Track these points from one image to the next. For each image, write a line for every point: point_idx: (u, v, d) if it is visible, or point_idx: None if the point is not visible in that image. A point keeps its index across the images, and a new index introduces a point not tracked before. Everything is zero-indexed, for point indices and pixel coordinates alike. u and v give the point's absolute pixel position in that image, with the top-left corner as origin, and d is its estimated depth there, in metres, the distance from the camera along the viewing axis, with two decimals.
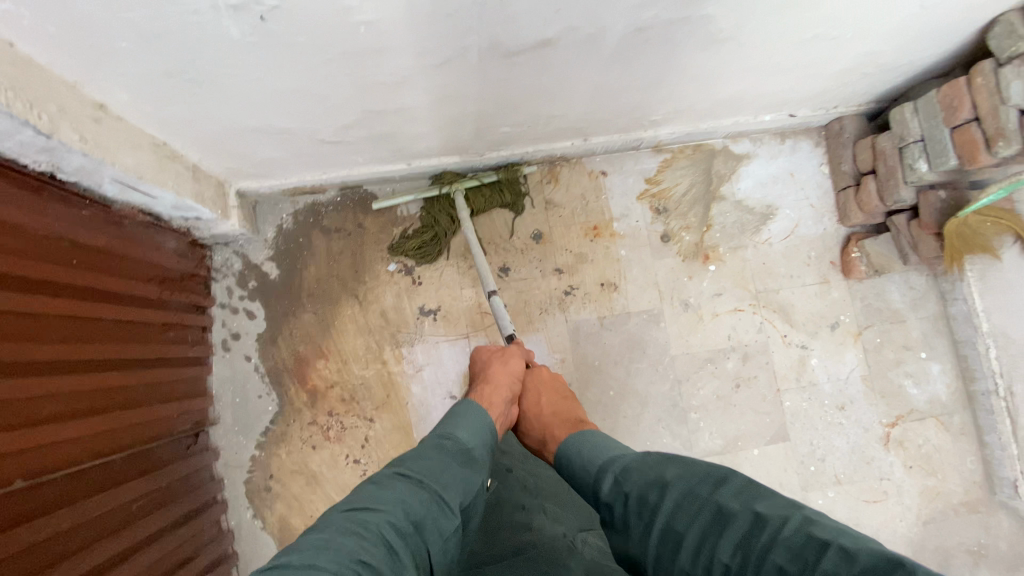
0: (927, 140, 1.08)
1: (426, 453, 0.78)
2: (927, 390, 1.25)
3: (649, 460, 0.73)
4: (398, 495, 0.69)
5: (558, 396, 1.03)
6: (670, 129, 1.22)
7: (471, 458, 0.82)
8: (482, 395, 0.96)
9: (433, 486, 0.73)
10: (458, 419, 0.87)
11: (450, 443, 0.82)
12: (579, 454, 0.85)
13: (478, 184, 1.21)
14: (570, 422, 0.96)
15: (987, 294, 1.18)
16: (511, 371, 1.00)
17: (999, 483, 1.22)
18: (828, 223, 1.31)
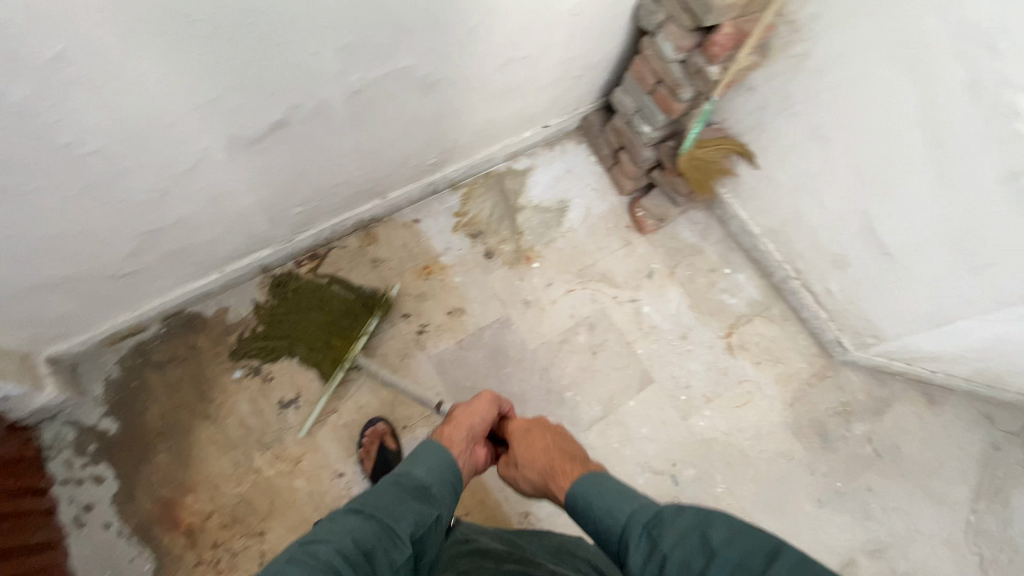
0: (643, 108, 1.33)
1: (382, 489, 0.73)
2: (741, 297, 1.47)
3: (685, 513, 0.62)
4: (348, 527, 0.65)
5: (551, 436, 0.91)
6: (454, 166, 1.38)
7: (431, 494, 0.76)
8: (445, 432, 0.88)
9: (386, 518, 0.68)
10: (420, 452, 0.81)
11: (407, 477, 0.76)
12: (598, 494, 0.73)
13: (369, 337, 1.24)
14: (569, 461, 0.84)
15: (744, 205, 1.45)
16: (478, 412, 0.93)
17: (830, 347, 1.42)
18: (613, 198, 1.54)
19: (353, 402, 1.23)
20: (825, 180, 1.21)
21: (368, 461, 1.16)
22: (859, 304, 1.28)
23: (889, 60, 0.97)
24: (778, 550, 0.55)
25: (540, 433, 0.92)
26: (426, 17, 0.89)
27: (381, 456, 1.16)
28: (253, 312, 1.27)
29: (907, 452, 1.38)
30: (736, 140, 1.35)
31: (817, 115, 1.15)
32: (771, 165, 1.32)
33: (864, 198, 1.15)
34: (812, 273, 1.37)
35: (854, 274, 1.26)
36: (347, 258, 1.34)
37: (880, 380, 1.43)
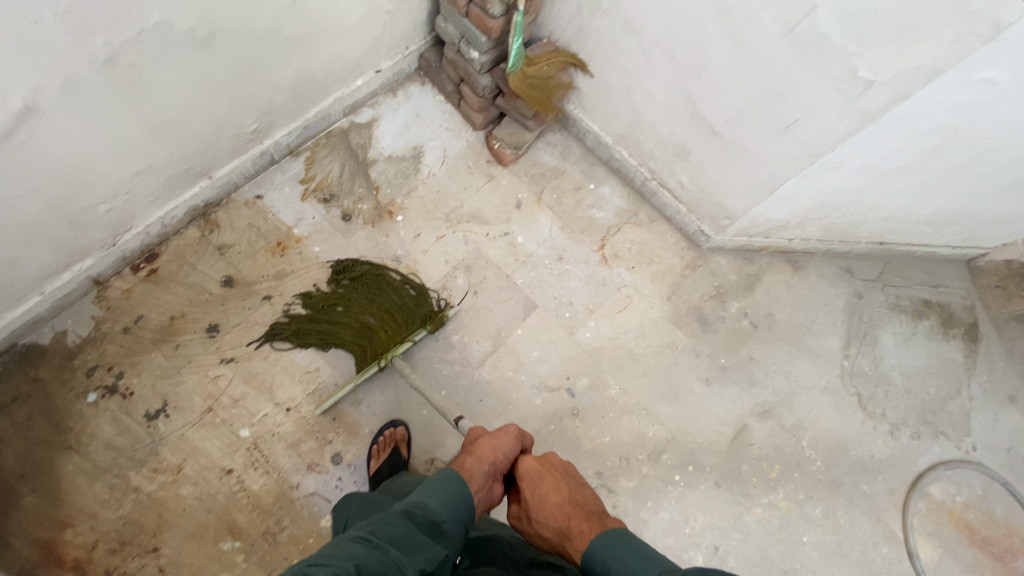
0: (466, 32, 1.28)
1: (392, 518, 0.70)
2: (609, 209, 1.49)
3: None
4: (353, 554, 0.62)
5: (568, 483, 0.85)
6: (283, 130, 1.29)
7: (442, 534, 0.72)
8: (463, 464, 0.85)
9: (395, 551, 0.65)
10: (433, 486, 0.77)
11: (420, 511, 0.73)
12: (620, 561, 0.72)
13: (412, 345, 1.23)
14: (590, 516, 0.79)
15: (593, 116, 1.45)
16: (499, 445, 0.88)
17: (696, 237, 1.47)
18: (467, 134, 1.50)
19: (228, 396, 1.17)
20: (648, 71, 1.22)
21: (374, 460, 1.13)
22: (709, 189, 1.33)
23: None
24: None
25: (557, 480, 0.85)
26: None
27: (390, 458, 1.12)
28: (95, 330, 1.17)
29: (782, 318, 1.48)
30: (567, 52, 1.34)
31: (624, 7, 1.14)
32: (603, 70, 1.31)
33: (685, 82, 1.16)
34: (664, 170, 1.40)
35: (696, 161, 1.30)
36: (190, 250, 1.25)
37: (748, 258, 1.51)
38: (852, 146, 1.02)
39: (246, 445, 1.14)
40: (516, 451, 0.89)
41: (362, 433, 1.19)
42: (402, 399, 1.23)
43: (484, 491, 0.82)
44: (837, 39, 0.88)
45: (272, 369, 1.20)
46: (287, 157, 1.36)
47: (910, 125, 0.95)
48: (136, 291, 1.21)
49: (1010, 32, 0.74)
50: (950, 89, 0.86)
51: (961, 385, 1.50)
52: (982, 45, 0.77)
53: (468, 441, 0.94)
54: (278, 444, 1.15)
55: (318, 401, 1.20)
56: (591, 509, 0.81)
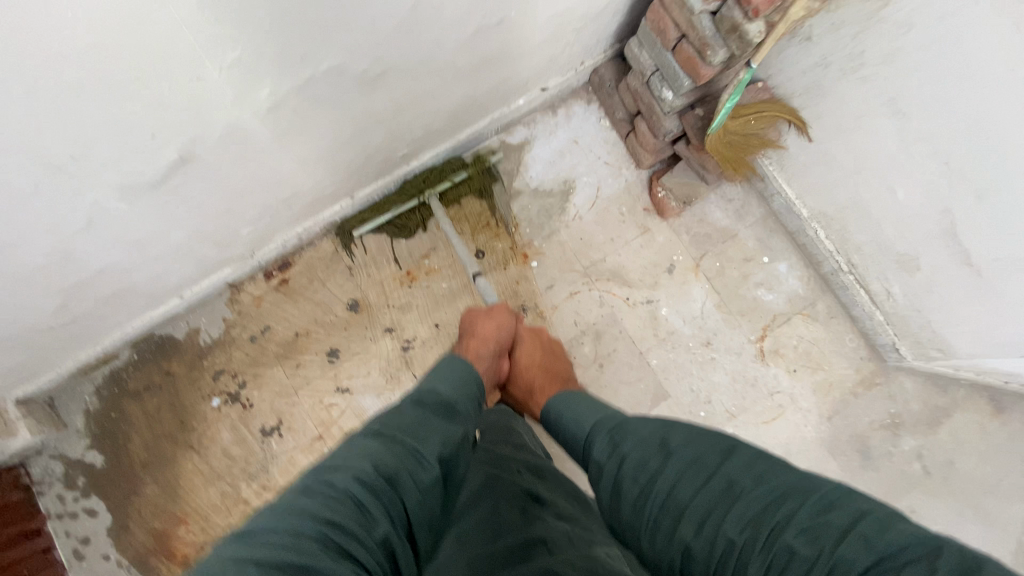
0: (666, 69, 1.03)
1: (407, 407, 0.65)
2: (781, 292, 1.24)
3: (651, 421, 0.63)
4: (370, 450, 0.56)
5: (545, 353, 1.06)
6: (433, 151, 1.16)
7: (457, 411, 0.69)
8: (468, 348, 0.96)
9: (411, 438, 0.59)
10: (440, 374, 0.74)
11: (429, 396, 0.68)
12: (570, 410, 0.77)
13: (451, 185, 1.20)
14: (557, 379, 1.01)
15: (792, 181, 1.18)
16: (501, 329, 1.00)
17: (883, 351, 1.21)
18: (628, 172, 1.29)
19: (338, 428, 1.15)
20: (898, 163, 0.93)
21: None
22: (925, 312, 1.05)
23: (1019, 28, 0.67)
24: (734, 448, 0.55)
25: (534, 346, 1.06)
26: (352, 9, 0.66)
27: None
28: (225, 334, 1.17)
29: (963, 468, 1.21)
30: (785, 106, 1.06)
31: (897, 82, 0.86)
32: (827, 137, 1.03)
33: (951, 194, 0.88)
34: (869, 270, 1.12)
35: (923, 279, 1.02)
36: (321, 265, 1.20)
37: (938, 386, 1.23)
38: None
39: None
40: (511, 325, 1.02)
41: None
42: None
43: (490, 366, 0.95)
44: None
45: (384, 408, 1.16)
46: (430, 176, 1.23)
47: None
48: (266, 300, 1.18)
49: None
50: None
51: None
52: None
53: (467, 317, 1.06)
54: None
55: None
56: (561, 369, 1.04)
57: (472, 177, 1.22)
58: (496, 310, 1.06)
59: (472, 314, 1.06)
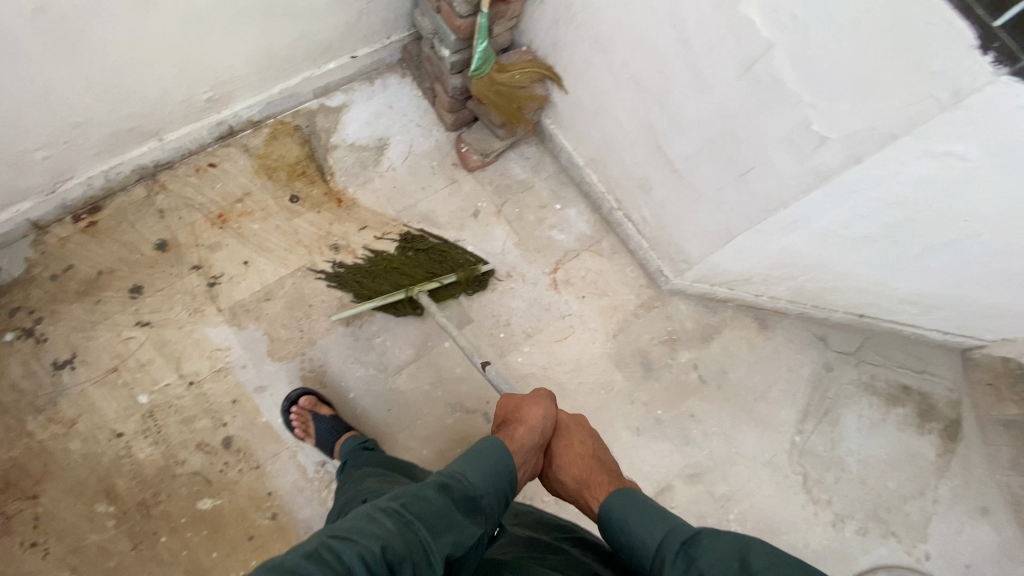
0: (438, 29, 1.23)
1: (428, 492, 0.67)
2: (571, 232, 1.43)
3: (724, 539, 0.62)
4: (384, 531, 0.60)
5: (590, 440, 0.98)
6: (244, 102, 1.29)
7: (479, 508, 0.70)
8: (514, 437, 0.89)
9: (424, 529, 0.63)
10: (474, 457, 0.75)
11: (455, 485, 0.70)
12: (634, 515, 0.73)
13: (439, 285, 1.27)
14: (606, 468, 0.91)
15: (567, 133, 1.39)
16: (545, 413, 0.95)
17: (656, 277, 1.39)
18: (437, 134, 1.45)
19: (135, 359, 1.16)
20: (615, 95, 1.15)
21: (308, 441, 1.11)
22: (669, 229, 1.24)
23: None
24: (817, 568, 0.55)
25: (580, 436, 0.97)
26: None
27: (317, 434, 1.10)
28: (25, 272, 1.18)
29: (735, 378, 1.37)
30: (543, 64, 1.28)
31: (596, 23, 1.08)
32: (575, 86, 1.25)
33: (649, 111, 1.08)
34: (629, 201, 1.32)
35: (658, 197, 1.22)
36: (132, 209, 1.26)
37: (710, 308, 1.41)
38: (805, 209, 0.92)
39: (142, 411, 1.13)
40: (553, 412, 0.96)
41: (260, 423, 1.16)
42: None
43: (532, 458, 0.89)
44: (791, 86, 0.80)
45: (185, 340, 1.19)
46: (248, 130, 1.35)
47: (875, 194, 0.84)
48: (71, 241, 1.22)
49: (970, 100, 0.63)
50: (911, 158, 0.74)
51: (927, 486, 1.35)
52: (940, 113, 0.66)
53: (506, 403, 1.00)
54: (173, 417, 1.14)
55: (223, 380, 1.17)
56: (607, 463, 0.92)
57: (461, 280, 1.30)
58: (535, 395, 0.99)
59: (510, 401, 0.99)
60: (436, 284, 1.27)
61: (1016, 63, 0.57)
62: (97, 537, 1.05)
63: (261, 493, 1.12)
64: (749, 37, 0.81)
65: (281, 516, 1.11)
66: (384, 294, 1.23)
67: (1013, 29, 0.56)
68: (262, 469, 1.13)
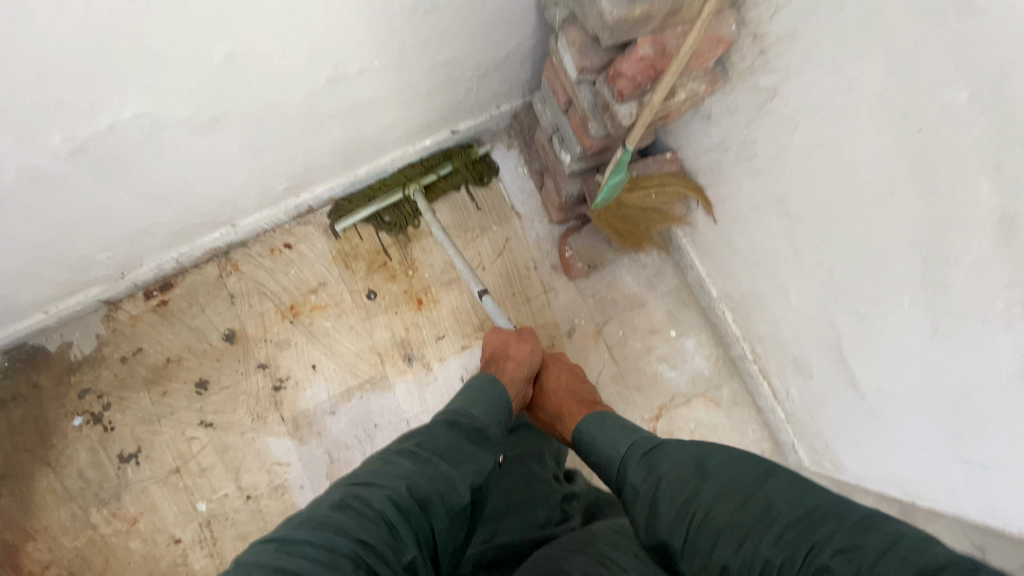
0: (562, 129, 0.96)
1: (438, 430, 0.72)
2: (684, 369, 1.18)
3: (686, 447, 0.64)
4: (406, 470, 0.64)
5: (575, 379, 1.01)
6: (325, 185, 1.11)
7: (485, 437, 0.76)
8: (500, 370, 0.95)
9: (446, 464, 0.66)
10: (475, 400, 0.81)
11: (463, 421, 0.75)
12: (601, 432, 0.78)
13: (437, 177, 1.17)
14: (584, 400, 0.94)
15: (703, 257, 1.10)
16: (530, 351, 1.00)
17: (785, 448, 1.13)
18: (540, 225, 1.21)
19: (196, 463, 1.11)
20: (790, 267, 0.85)
21: None
22: (821, 423, 0.96)
23: (880, 132, 0.59)
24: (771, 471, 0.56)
25: (564, 372, 1.02)
26: (150, 57, 0.62)
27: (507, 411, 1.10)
28: (97, 350, 1.13)
29: None
30: (688, 180, 0.99)
31: (785, 181, 0.77)
32: (729, 222, 0.95)
33: (836, 312, 0.79)
34: (771, 364, 1.04)
35: (817, 389, 0.93)
36: (203, 290, 1.16)
37: None
38: None
39: (200, 519, 1.09)
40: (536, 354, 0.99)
41: None
42: None
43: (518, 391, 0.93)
44: None
45: (245, 448, 1.11)
46: (328, 206, 1.18)
47: None
48: (141, 320, 1.14)
49: None
50: None
51: None
52: None
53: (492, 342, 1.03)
54: (229, 531, 1.09)
55: (279, 499, 1.10)
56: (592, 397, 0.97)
57: (459, 168, 1.19)
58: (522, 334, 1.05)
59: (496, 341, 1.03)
60: (431, 177, 1.17)
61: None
62: None
63: None
64: None
65: None
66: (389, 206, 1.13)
67: None
68: None
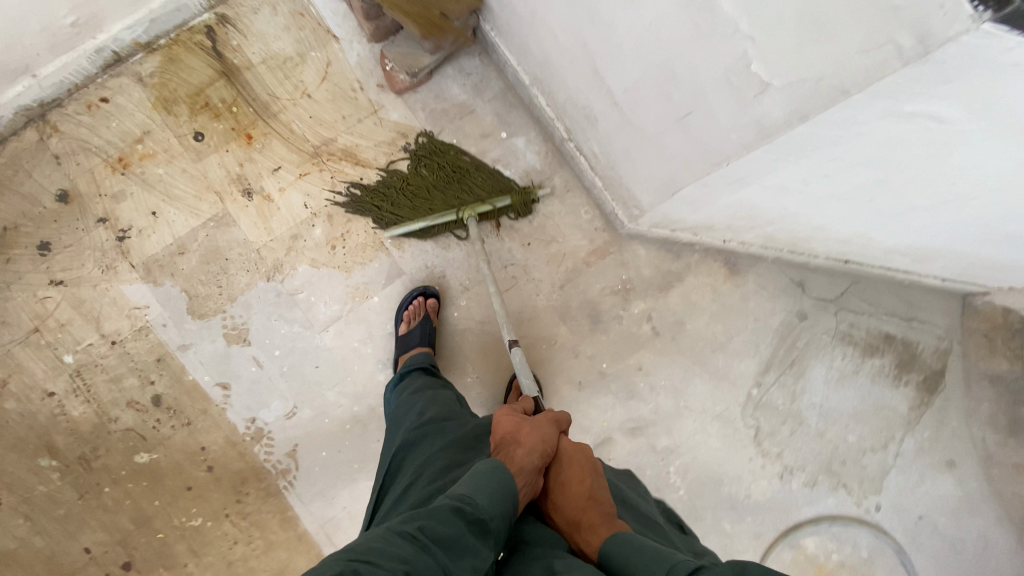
0: None
1: (443, 518, 0.60)
2: (518, 167, 1.25)
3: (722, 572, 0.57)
4: (403, 553, 0.55)
5: (597, 477, 0.78)
6: (122, 23, 1.11)
7: (489, 530, 0.63)
8: (510, 457, 0.75)
9: (442, 554, 0.57)
10: (481, 482, 0.67)
11: (469, 509, 0.63)
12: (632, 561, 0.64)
13: (491, 208, 1.20)
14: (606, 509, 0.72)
15: (508, 46, 1.16)
16: (544, 436, 0.80)
17: (612, 219, 1.24)
18: (359, 46, 1.23)
19: (54, 320, 1.13)
20: (546, 2, 0.91)
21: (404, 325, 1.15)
22: (618, 168, 1.06)
23: None
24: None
25: (586, 467, 0.79)
26: None
27: (421, 321, 1.15)
28: None
29: (694, 329, 1.28)
30: None
31: None
32: None
33: (581, 27, 0.86)
34: (577, 132, 1.13)
35: (603, 131, 1.02)
36: (27, 155, 1.15)
37: (672, 253, 1.28)
38: (754, 166, 0.73)
39: (71, 370, 1.13)
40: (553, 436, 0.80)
41: (186, 382, 1.15)
42: (231, 353, 1.16)
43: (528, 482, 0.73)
44: (727, 7, 0.58)
45: (101, 299, 1.15)
46: (138, 54, 1.17)
47: (859, 143, 0.61)
48: None
49: (943, 53, 0.42)
50: (870, 118, 0.55)
51: (892, 439, 1.30)
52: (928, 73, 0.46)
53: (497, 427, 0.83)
54: (101, 376, 1.14)
55: (144, 339, 1.15)
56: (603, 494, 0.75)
57: (512, 203, 1.22)
58: (537, 418, 0.84)
59: (505, 425, 0.83)
60: (488, 207, 1.20)
61: (1016, 10, 0.37)
62: (46, 488, 1.12)
63: (194, 447, 1.14)
64: None
65: (216, 469, 1.14)
66: (435, 217, 1.16)
67: None
68: (192, 426, 1.14)
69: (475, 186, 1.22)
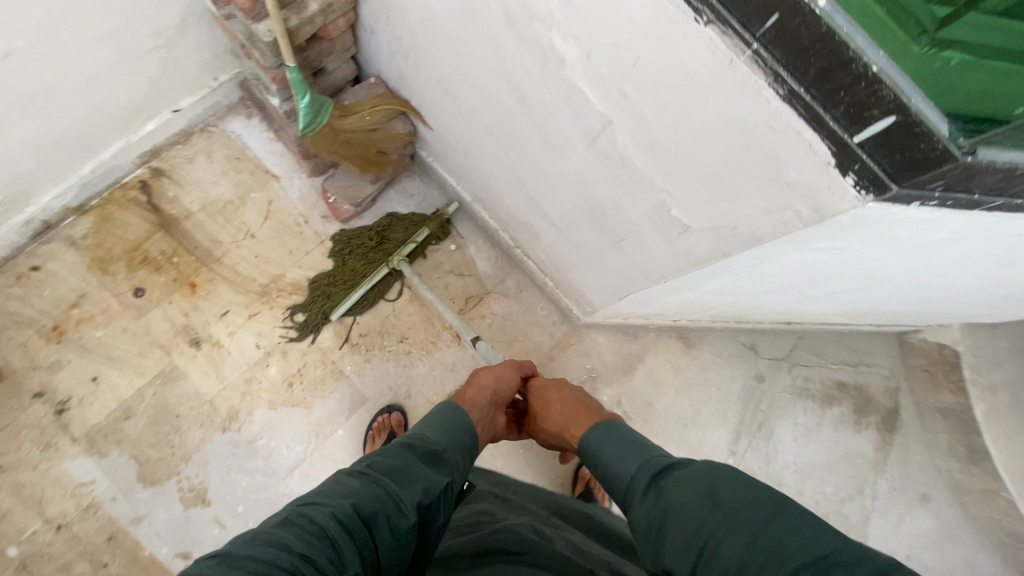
0: (260, 77, 1.05)
1: (390, 450, 0.63)
2: (470, 275, 1.29)
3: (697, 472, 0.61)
4: (350, 487, 0.56)
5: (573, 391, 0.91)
6: (52, 194, 1.09)
7: (443, 459, 0.66)
8: (463, 395, 0.85)
9: (392, 482, 0.59)
10: (431, 424, 0.71)
11: (417, 444, 0.66)
12: (611, 447, 0.72)
13: (416, 246, 1.23)
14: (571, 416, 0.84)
15: (446, 168, 1.22)
16: (500, 375, 0.91)
17: (568, 313, 1.28)
18: (300, 182, 1.26)
19: None
20: (476, 141, 0.97)
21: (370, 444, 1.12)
22: (566, 272, 1.11)
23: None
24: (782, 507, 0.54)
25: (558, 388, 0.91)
26: None
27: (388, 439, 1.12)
28: None
29: (662, 407, 1.30)
30: (399, 98, 1.09)
31: (432, 64, 0.89)
32: (435, 123, 1.07)
33: (512, 164, 0.92)
34: (522, 241, 1.18)
35: (546, 243, 1.07)
36: None
37: (629, 335, 1.33)
38: (689, 281, 0.78)
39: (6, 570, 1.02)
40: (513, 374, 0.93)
41: (142, 559, 1.05)
42: (190, 518, 1.08)
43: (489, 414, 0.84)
44: (643, 167, 0.63)
45: (39, 481, 1.05)
46: (70, 218, 1.15)
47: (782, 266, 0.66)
48: None
49: (838, 218, 0.48)
50: (783, 253, 0.60)
51: (867, 484, 1.32)
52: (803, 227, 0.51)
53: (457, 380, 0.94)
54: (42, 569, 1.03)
55: (91, 519, 1.05)
56: (588, 407, 0.85)
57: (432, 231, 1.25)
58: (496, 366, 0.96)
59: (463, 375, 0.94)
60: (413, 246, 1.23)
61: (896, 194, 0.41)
62: None
63: None
64: (583, 107, 0.64)
65: None
66: (367, 276, 1.18)
67: (880, 151, 0.40)
68: None
69: (390, 230, 1.24)
